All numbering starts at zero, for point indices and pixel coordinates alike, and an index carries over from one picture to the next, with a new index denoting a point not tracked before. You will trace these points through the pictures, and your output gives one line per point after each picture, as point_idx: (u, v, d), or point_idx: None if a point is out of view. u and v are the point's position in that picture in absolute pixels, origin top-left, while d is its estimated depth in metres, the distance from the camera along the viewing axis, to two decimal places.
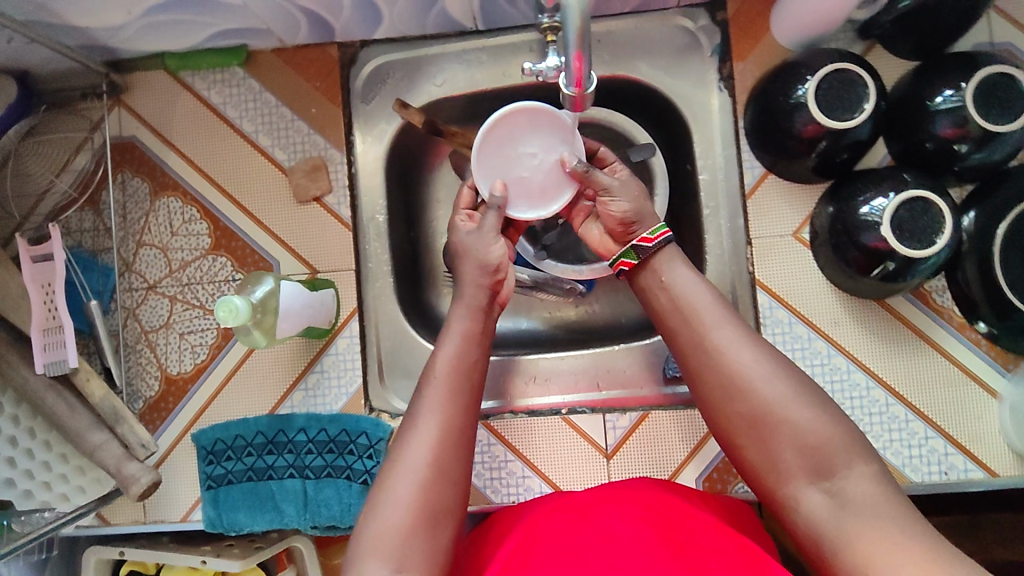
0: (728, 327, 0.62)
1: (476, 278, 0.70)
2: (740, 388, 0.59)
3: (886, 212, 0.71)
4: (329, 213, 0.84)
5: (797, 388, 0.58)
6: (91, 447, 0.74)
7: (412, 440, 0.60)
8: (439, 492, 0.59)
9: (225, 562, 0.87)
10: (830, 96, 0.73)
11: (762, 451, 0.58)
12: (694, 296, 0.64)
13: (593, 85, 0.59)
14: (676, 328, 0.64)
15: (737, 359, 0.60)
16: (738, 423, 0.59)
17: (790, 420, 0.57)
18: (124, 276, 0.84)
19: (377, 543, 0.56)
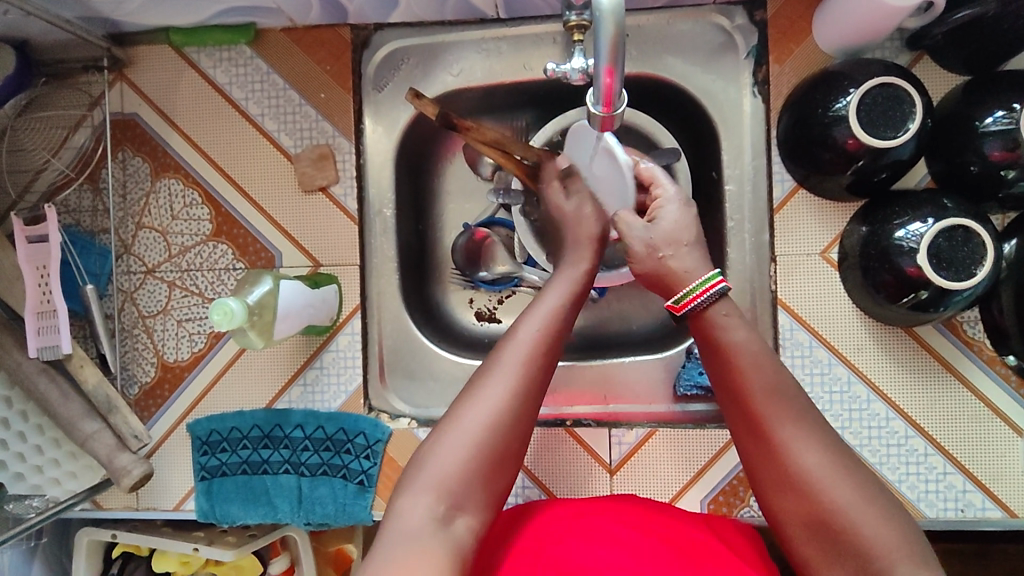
0: (792, 417, 0.55)
1: (587, 242, 0.68)
2: (799, 482, 0.52)
3: (924, 239, 0.67)
4: (335, 204, 0.81)
5: (864, 489, 0.52)
6: (83, 436, 0.74)
7: (485, 398, 0.55)
8: (500, 452, 0.54)
9: (216, 552, 0.87)
10: (873, 112, 0.68)
11: (817, 550, 0.52)
12: (755, 374, 0.57)
13: (621, 106, 0.56)
14: (734, 410, 0.58)
15: (800, 454, 0.53)
16: (791, 515, 0.53)
17: (853, 527, 0.50)
18: (122, 259, 0.82)
19: (425, 493, 0.52)
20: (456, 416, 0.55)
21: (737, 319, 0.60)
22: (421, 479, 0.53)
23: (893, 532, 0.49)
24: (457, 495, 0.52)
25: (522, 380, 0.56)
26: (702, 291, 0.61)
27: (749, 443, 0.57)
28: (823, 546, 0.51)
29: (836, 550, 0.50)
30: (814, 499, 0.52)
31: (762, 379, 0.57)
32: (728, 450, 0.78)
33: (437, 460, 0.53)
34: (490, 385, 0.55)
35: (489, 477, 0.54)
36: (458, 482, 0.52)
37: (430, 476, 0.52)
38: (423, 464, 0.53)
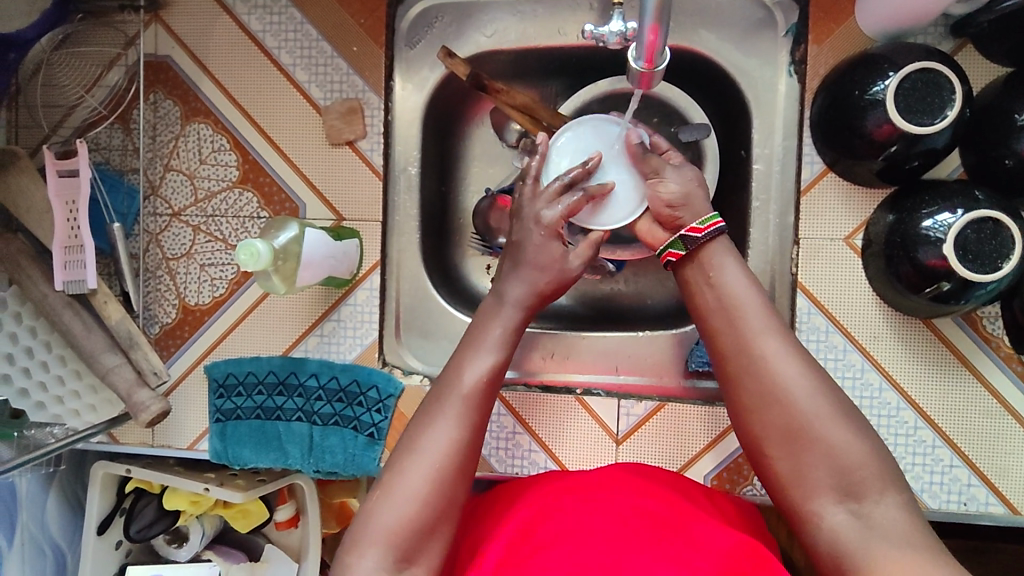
0: (774, 332, 0.58)
1: (531, 279, 0.67)
2: (776, 395, 0.55)
3: (952, 229, 0.66)
4: (361, 158, 0.81)
5: (837, 406, 0.55)
6: (104, 369, 0.75)
7: (424, 451, 0.57)
8: (443, 501, 0.56)
9: (227, 493, 0.89)
10: (911, 97, 0.67)
11: (790, 465, 0.54)
12: (741, 297, 0.60)
13: (664, 62, 0.55)
14: (721, 328, 0.60)
15: (779, 366, 0.56)
16: (767, 432, 0.56)
17: (824, 438, 0.53)
18: (149, 200, 0.83)
19: (375, 548, 0.54)
20: (399, 469, 0.57)
21: (726, 248, 0.63)
22: (369, 536, 0.54)
23: (862, 447, 0.53)
24: (407, 549, 0.54)
25: (461, 426, 0.59)
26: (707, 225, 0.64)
27: (732, 361, 0.59)
28: (796, 460, 0.54)
29: (807, 463, 0.53)
30: (790, 413, 0.55)
31: (746, 299, 0.60)
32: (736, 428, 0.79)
33: (382, 516, 0.55)
34: (430, 435, 0.58)
35: (436, 523, 0.56)
36: (404, 536, 0.54)
37: (376, 533, 0.54)
38: (372, 518, 0.55)
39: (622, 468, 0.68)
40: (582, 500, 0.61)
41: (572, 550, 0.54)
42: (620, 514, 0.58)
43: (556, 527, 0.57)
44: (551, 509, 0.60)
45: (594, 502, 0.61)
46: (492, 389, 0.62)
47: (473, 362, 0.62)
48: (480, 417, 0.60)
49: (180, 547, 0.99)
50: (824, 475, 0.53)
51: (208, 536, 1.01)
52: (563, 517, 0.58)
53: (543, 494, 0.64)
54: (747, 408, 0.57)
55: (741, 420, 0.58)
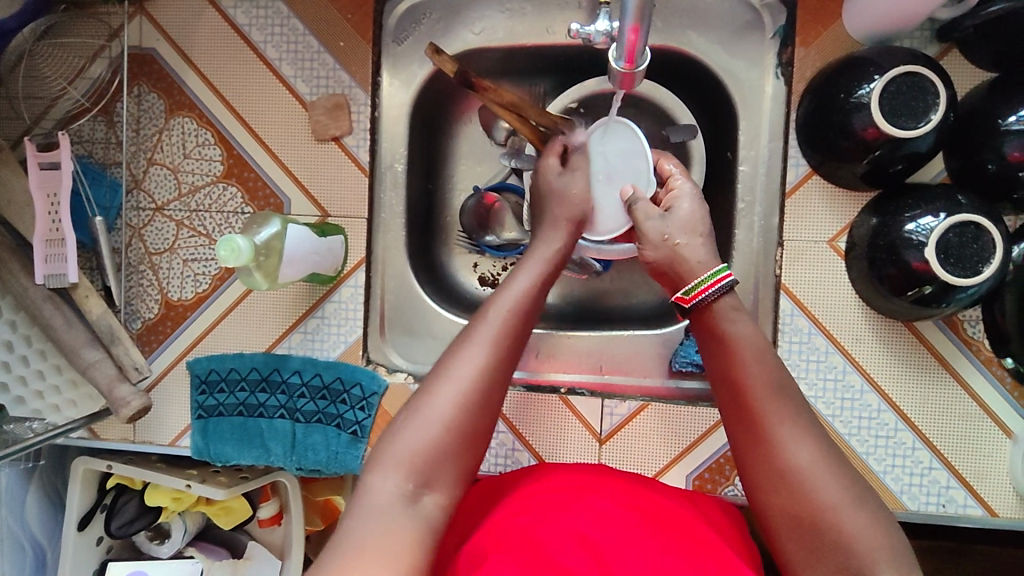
0: (789, 416, 0.56)
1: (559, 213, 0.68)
2: (790, 479, 0.53)
3: (933, 233, 0.66)
4: (347, 155, 0.81)
5: (853, 493, 0.52)
6: (84, 364, 0.75)
7: (463, 365, 0.57)
8: (469, 427, 0.55)
9: (208, 489, 0.88)
10: (896, 100, 0.67)
11: (804, 553, 0.51)
12: (754, 377, 0.58)
13: (645, 62, 0.55)
14: (730, 408, 0.59)
15: (794, 449, 0.54)
16: (779, 515, 0.53)
17: (843, 525, 0.50)
18: (131, 194, 0.82)
19: (396, 472, 0.53)
20: (428, 391, 0.56)
21: (738, 315, 0.62)
22: (390, 458, 0.53)
23: (879, 536, 0.50)
24: (426, 473, 0.53)
25: (501, 344, 0.58)
26: (712, 284, 0.64)
27: (744, 441, 0.57)
28: (810, 547, 0.51)
29: (823, 553, 0.50)
30: (803, 496, 0.52)
31: (761, 378, 0.58)
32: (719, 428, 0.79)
33: (406, 437, 0.54)
34: (462, 359, 0.57)
35: (459, 452, 0.55)
36: (427, 459, 0.53)
37: (398, 454, 0.53)
38: (396, 438, 0.54)
39: (604, 470, 0.67)
40: (562, 499, 0.60)
41: (549, 551, 0.54)
42: (609, 514, 0.58)
43: (534, 527, 0.57)
44: (532, 507, 0.60)
45: (574, 501, 0.60)
46: (529, 319, 0.62)
47: (509, 292, 0.62)
48: (512, 345, 0.59)
49: (162, 543, 0.99)
50: (838, 563, 0.50)
51: (189, 532, 1.01)
52: (542, 515, 0.58)
53: (523, 490, 0.63)
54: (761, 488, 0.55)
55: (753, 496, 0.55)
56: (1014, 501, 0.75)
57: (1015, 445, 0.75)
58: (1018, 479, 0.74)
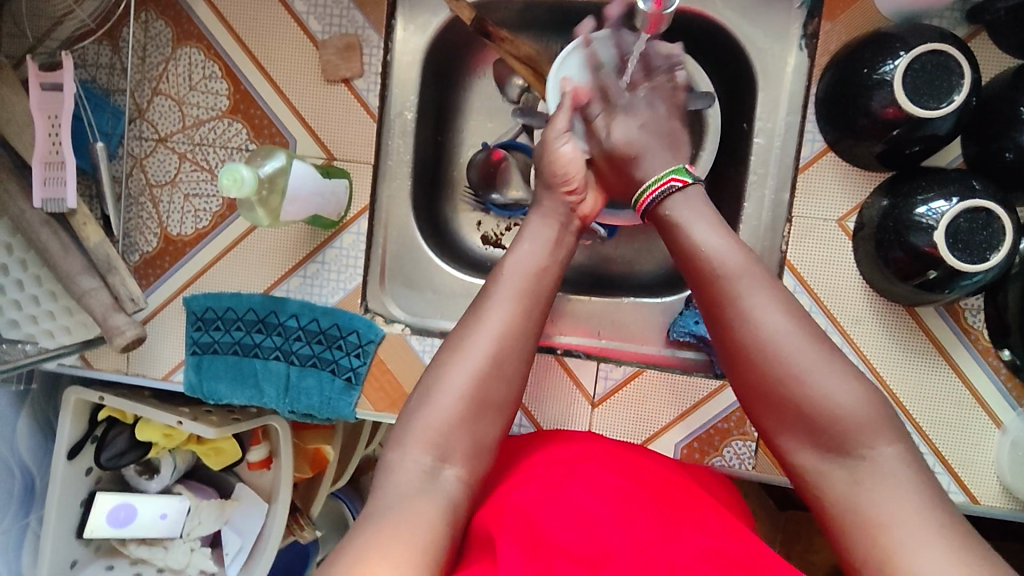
0: (753, 287, 0.56)
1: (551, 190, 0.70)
2: (760, 352, 0.54)
3: (944, 217, 0.66)
4: (356, 98, 0.79)
5: (824, 354, 0.53)
6: (79, 291, 0.73)
7: (479, 330, 0.60)
8: (483, 396, 0.58)
9: (200, 427, 0.88)
10: (920, 79, 0.66)
11: (779, 423, 0.54)
12: (723, 252, 0.58)
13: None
14: (699, 290, 0.59)
15: (760, 322, 0.54)
16: (752, 391, 0.55)
17: (814, 390, 0.52)
18: (135, 123, 0.81)
19: (416, 447, 0.56)
20: (444, 364, 0.59)
21: (696, 198, 0.63)
22: (411, 433, 0.57)
23: (852, 398, 0.51)
24: (441, 447, 0.56)
25: (512, 312, 0.61)
26: (655, 188, 0.65)
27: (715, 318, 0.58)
28: (786, 418, 0.53)
29: (796, 422, 0.53)
30: (773, 368, 0.53)
31: (725, 255, 0.58)
32: (712, 398, 0.79)
33: (427, 413, 0.57)
34: (473, 334, 0.60)
35: (476, 421, 0.57)
36: (443, 433, 0.56)
37: (421, 431, 0.56)
38: (413, 417, 0.57)
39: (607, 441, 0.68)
40: (561, 472, 0.60)
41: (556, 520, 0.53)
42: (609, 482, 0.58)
43: (533, 502, 0.56)
44: (529, 482, 0.59)
45: (571, 473, 0.60)
46: (537, 292, 0.63)
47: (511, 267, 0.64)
48: (528, 313, 0.62)
49: (151, 478, 1.01)
50: (811, 430, 0.52)
51: (179, 470, 1.02)
52: (541, 490, 0.57)
53: (525, 465, 0.64)
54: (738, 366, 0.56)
55: (728, 362, 0.57)
56: (999, 490, 0.75)
57: (1004, 437, 0.75)
58: (1004, 471, 0.75)
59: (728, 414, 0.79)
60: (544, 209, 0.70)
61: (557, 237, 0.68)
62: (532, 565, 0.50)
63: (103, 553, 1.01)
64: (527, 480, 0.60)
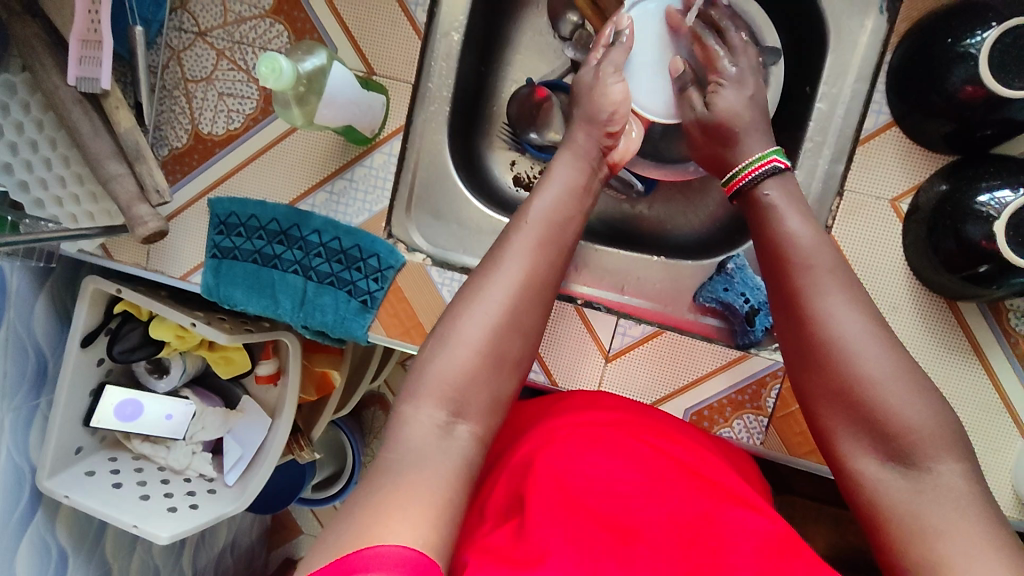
0: (835, 285, 0.56)
1: (592, 131, 0.70)
2: (831, 356, 0.54)
3: (1008, 208, 0.62)
4: (403, 11, 0.76)
5: (899, 362, 0.52)
6: (107, 176, 0.73)
7: (495, 280, 0.60)
8: (501, 350, 0.58)
9: (211, 331, 0.88)
10: (1006, 56, 0.61)
11: (840, 426, 0.54)
12: (806, 241, 0.58)
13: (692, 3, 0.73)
14: (783, 291, 0.58)
15: (836, 320, 0.54)
16: (821, 396, 0.55)
17: (885, 400, 0.51)
18: (175, 13, 0.79)
19: (428, 400, 0.55)
20: (456, 318, 0.58)
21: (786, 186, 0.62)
22: (424, 385, 0.56)
23: (924, 411, 0.50)
24: (458, 401, 0.55)
25: (532, 259, 0.62)
26: (756, 166, 0.64)
27: (789, 319, 0.57)
28: (849, 421, 0.53)
29: (858, 425, 0.52)
30: (843, 368, 0.53)
31: (809, 249, 0.58)
32: (730, 368, 0.77)
33: (441, 365, 0.56)
34: (489, 288, 0.59)
35: (493, 376, 0.57)
36: (457, 389, 0.55)
37: (433, 382, 0.56)
38: (426, 367, 0.56)
39: (643, 414, 0.68)
40: (597, 436, 0.61)
41: (591, 492, 0.54)
42: (645, 455, 0.59)
43: (561, 462, 0.57)
44: (556, 441, 0.60)
45: (601, 435, 0.61)
46: (561, 238, 0.64)
47: (537, 209, 0.64)
48: (545, 257, 0.62)
49: (160, 378, 1.02)
50: (874, 437, 0.52)
51: (187, 373, 1.03)
52: (576, 453, 0.58)
53: (558, 425, 0.64)
54: (808, 371, 0.56)
55: (796, 364, 0.57)
56: (1011, 499, 0.73)
57: None
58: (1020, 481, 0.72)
59: (743, 387, 0.77)
60: (574, 150, 0.70)
61: (585, 183, 0.68)
62: (567, 521, 0.52)
63: (106, 445, 1.03)
64: (553, 439, 0.61)
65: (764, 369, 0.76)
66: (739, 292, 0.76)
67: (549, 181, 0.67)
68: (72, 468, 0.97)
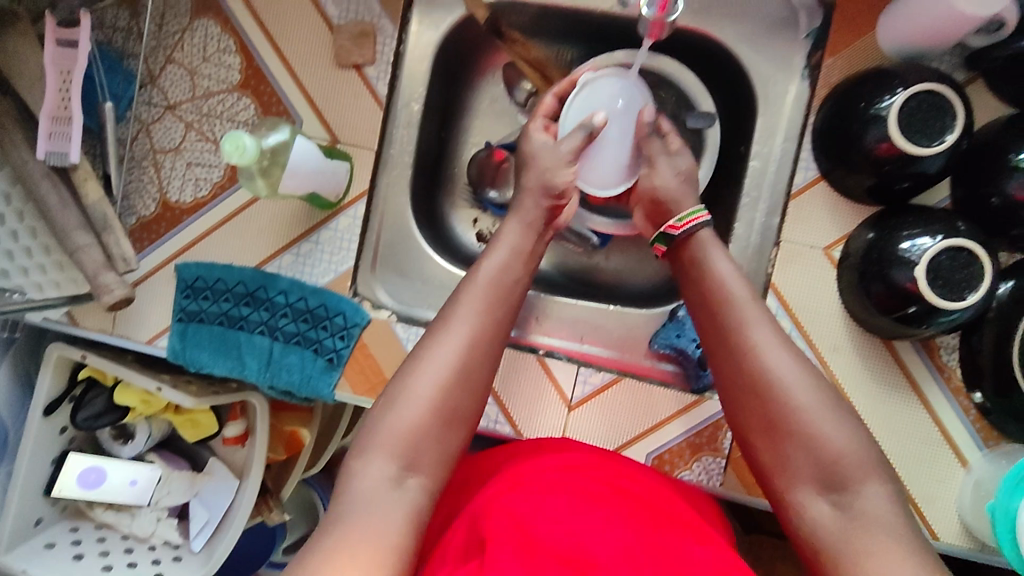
0: (761, 322, 0.62)
1: (537, 197, 0.73)
2: (763, 386, 0.59)
3: (927, 254, 0.67)
4: (365, 84, 0.81)
5: (820, 393, 0.58)
6: (74, 246, 0.74)
7: (445, 340, 0.62)
8: (452, 407, 0.60)
9: (178, 395, 0.88)
10: (914, 117, 0.67)
11: (776, 460, 0.58)
12: (729, 281, 0.65)
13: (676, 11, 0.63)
14: (714, 330, 0.64)
15: (767, 357, 0.59)
16: (752, 424, 0.59)
17: (810, 425, 0.56)
18: (144, 89, 0.82)
19: (380, 455, 0.57)
20: (408, 377, 0.61)
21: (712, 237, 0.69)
22: (374, 442, 0.58)
23: (848, 440, 0.56)
24: (409, 457, 0.57)
25: (481, 319, 0.64)
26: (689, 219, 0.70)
27: (721, 355, 0.63)
28: (785, 453, 0.57)
29: (791, 458, 0.57)
30: (777, 404, 0.58)
31: (732, 288, 0.64)
32: (687, 412, 0.80)
33: (391, 423, 0.58)
34: (439, 347, 0.62)
35: (443, 433, 0.59)
36: (407, 444, 0.57)
37: (384, 439, 0.58)
38: (378, 423, 0.59)
39: (600, 452, 0.72)
40: (557, 481, 0.63)
41: (548, 532, 0.56)
42: (602, 498, 0.61)
43: (521, 505, 0.59)
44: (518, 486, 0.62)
45: (561, 480, 0.63)
46: (507, 302, 0.67)
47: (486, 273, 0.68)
48: (493, 316, 0.65)
49: (125, 443, 1.01)
50: (806, 467, 0.56)
51: (153, 438, 1.02)
52: (535, 498, 0.60)
53: (518, 471, 0.66)
54: (738, 402, 0.61)
55: (729, 398, 0.62)
56: (958, 529, 0.76)
57: (968, 476, 0.76)
58: (965, 511, 0.75)
59: (700, 430, 0.79)
60: (523, 216, 0.72)
61: (530, 247, 0.71)
62: (527, 561, 0.53)
63: (68, 515, 1.02)
64: (516, 484, 0.63)
65: (719, 412, 0.79)
66: (690, 338, 0.82)
67: (494, 248, 0.70)
68: (30, 541, 0.95)
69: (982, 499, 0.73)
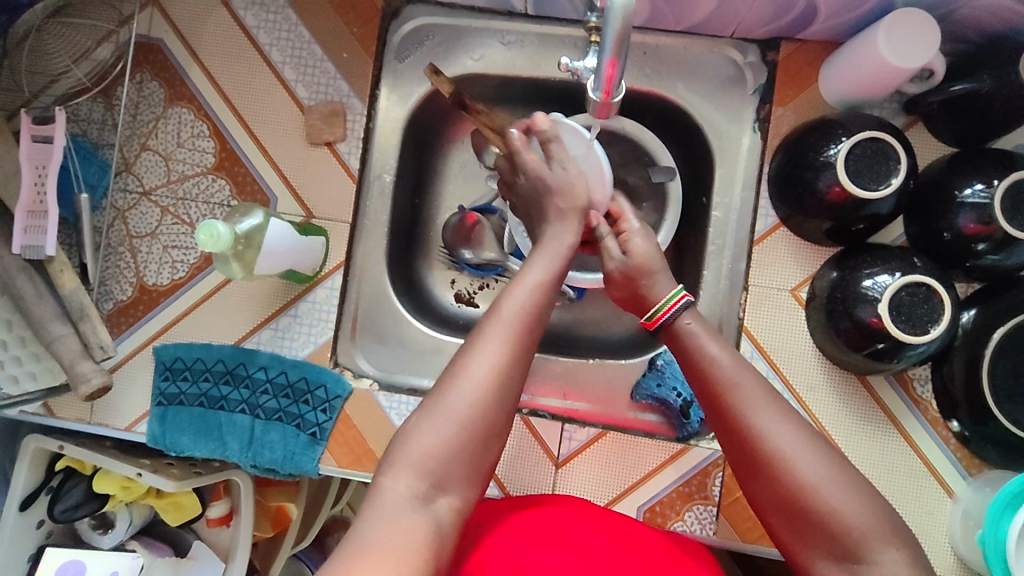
0: (763, 402, 0.60)
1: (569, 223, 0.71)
2: (774, 463, 0.57)
3: (888, 290, 0.70)
4: (337, 160, 0.83)
5: (832, 466, 0.56)
6: (50, 337, 0.74)
7: (482, 354, 0.60)
8: (485, 424, 0.58)
9: (158, 479, 0.86)
10: (861, 163, 0.71)
11: (794, 534, 0.57)
12: (722, 362, 0.63)
13: (619, 95, 0.63)
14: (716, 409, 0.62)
15: (773, 434, 0.58)
16: (764, 501, 0.58)
17: (826, 503, 0.55)
18: (120, 176, 0.84)
19: (406, 472, 0.56)
20: (444, 393, 0.59)
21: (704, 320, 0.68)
22: (404, 459, 0.57)
23: (862, 510, 0.54)
24: (436, 476, 0.56)
25: (516, 336, 0.61)
26: (669, 305, 0.69)
27: (726, 434, 0.61)
28: (797, 528, 0.56)
29: (810, 534, 0.55)
30: (791, 483, 0.56)
31: (727, 367, 0.62)
32: (674, 462, 0.80)
33: (420, 440, 0.57)
34: (475, 360, 0.59)
35: (475, 451, 0.58)
36: (438, 463, 0.56)
37: (411, 459, 0.57)
38: (409, 440, 0.57)
39: (590, 504, 0.72)
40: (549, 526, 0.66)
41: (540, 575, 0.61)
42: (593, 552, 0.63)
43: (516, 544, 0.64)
44: (513, 531, 0.66)
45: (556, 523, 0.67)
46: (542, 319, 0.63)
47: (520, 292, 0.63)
48: (525, 337, 0.61)
49: (104, 533, 0.98)
50: (824, 541, 0.55)
51: (134, 526, 0.99)
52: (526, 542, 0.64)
53: (511, 525, 0.67)
54: (750, 480, 0.59)
55: (743, 473, 0.60)
56: (952, 561, 0.76)
57: (955, 506, 0.76)
58: (956, 542, 0.76)
59: (688, 478, 0.80)
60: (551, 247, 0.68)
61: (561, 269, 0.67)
62: None
63: None
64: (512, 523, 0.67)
65: (705, 459, 0.80)
66: (671, 387, 0.83)
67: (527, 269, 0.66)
68: None
69: (973, 528, 0.74)
